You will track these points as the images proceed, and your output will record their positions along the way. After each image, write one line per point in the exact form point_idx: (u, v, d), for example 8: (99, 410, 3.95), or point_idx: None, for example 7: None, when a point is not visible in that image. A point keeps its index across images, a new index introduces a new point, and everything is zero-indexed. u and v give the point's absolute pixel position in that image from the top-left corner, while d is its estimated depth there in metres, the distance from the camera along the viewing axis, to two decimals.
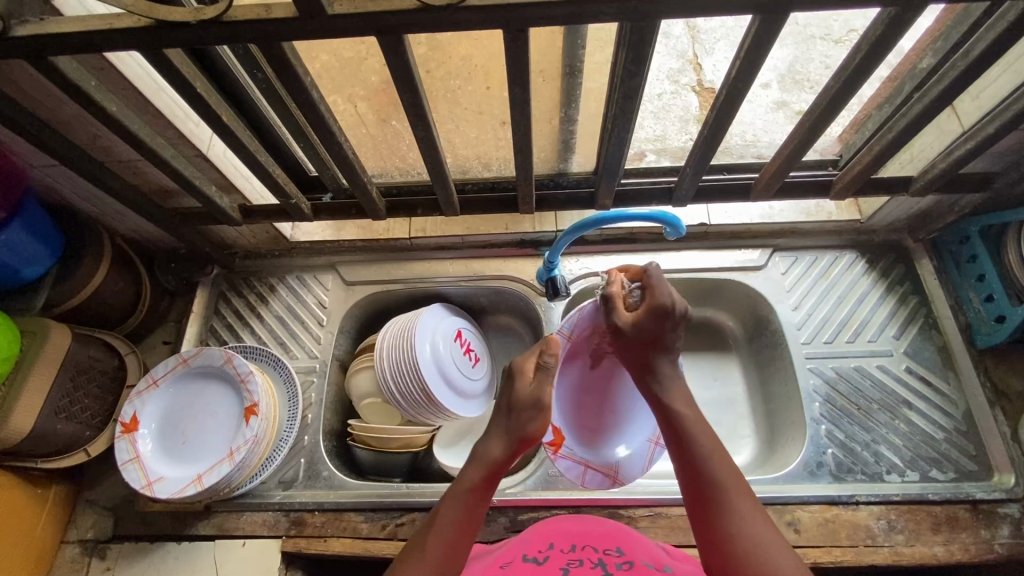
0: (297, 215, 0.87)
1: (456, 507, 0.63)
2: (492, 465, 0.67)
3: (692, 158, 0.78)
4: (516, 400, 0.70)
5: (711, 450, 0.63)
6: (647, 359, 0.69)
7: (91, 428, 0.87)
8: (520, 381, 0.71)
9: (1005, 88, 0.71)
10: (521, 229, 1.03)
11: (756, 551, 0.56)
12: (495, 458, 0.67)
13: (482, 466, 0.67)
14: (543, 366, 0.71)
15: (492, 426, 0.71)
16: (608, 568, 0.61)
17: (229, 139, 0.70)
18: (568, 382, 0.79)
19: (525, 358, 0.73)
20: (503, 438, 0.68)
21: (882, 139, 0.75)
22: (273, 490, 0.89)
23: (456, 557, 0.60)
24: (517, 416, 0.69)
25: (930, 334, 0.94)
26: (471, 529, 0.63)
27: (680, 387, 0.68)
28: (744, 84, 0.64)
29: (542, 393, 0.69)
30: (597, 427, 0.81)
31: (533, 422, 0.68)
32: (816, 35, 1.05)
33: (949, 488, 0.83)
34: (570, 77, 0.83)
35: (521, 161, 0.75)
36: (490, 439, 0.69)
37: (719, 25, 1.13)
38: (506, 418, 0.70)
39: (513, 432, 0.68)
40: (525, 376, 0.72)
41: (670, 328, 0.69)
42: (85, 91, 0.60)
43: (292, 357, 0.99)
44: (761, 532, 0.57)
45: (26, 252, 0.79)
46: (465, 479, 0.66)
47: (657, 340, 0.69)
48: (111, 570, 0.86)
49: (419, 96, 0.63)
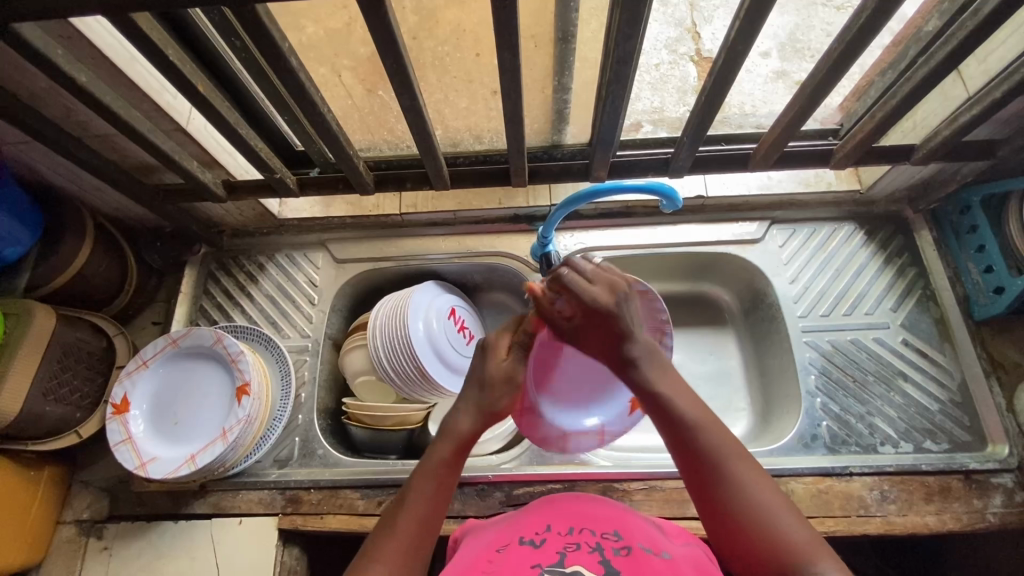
0: (283, 190, 0.84)
1: (426, 484, 0.63)
2: (461, 441, 0.66)
3: (688, 127, 0.76)
4: (489, 376, 0.71)
5: (704, 424, 0.63)
6: (617, 354, 0.68)
7: (81, 410, 0.86)
8: (493, 358, 0.71)
9: (1014, 49, 0.68)
10: (514, 204, 1.01)
11: (761, 517, 0.57)
12: (464, 432, 0.67)
13: (450, 441, 0.66)
14: (519, 343, 0.73)
15: (459, 401, 0.70)
16: (605, 554, 0.59)
17: (207, 112, 0.67)
18: (549, 383, 0.79)
19: (500, 336, 0.74)
20: (472, 411, 0.68)
21: (885, 106, 0.72)
22: (268, 469, 0.89)
23: (427, 537, 0.61)
24: (489, 393, 0.70)
25: (928, 307, 0.93)
26: (441, 504, 0.63)
27: (659, 365, 0.67)
28: (744, 47, 0.61)
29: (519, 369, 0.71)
30: (601, 379, 0.81)
31: (505, 397, 0.71)
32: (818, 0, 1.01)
33: (942, 458, 0.83)
34: (562, 42, 0.79)
35: (512, 132, 0.73)
36: (459, 415, 0.68)
37: None
38: (478, 391, 0.70)
39: (483, 409, 0.69)
40: (497, 353, 0.72)
41: (615, 315, 0.67)
42: (52, 60, 0.56)
43: (284, 336, 0.98)
44: (763, 498, 0.58)
45: (5, 232, 0.77)
46: (433, 453, 0.66)
47: (612, 327, 0.67)
48: (109, 549, 0.86)
49: (403, 62, 0.60)
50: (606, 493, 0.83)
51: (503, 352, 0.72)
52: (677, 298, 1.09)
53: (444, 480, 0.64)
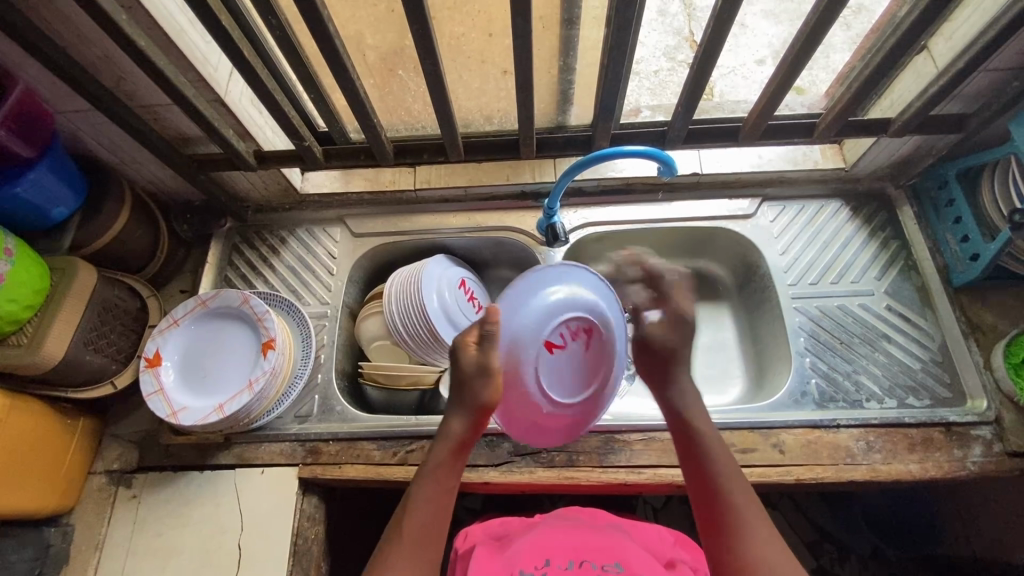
0: (311, 160, 0.91)
1: (429, 487, 0.66)
2: (458, 442, 0.68)
3: (681, 101, 0.83)
4: (462, 372, 0.69)
5: (732, 476, 0.65)
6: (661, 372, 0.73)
7: (116, 363, 0.92)
8: (465, 352, 0.69)
9: (976, 25, 0.75)
10: (521, 179, 1.07)
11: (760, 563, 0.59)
12: (462, 435, 0.68)
13: (447, 445, 0.68)
14: (483, 337, 0.69)
15: (455, 401, 0.69)
16: None
17: (249, 76, 0.74)
18: (557, 382, 0.77)
19: (467, 332, 0.71)
20: (462, 413, 0.69)
21: (861, 78, 0.80)
22: (289, 423, 0.94)
23: (434, 539, 0.64)
24: (468, 389, 0.68)
25: (909, 275, 0.99)
26: (444, 506, 0.66)
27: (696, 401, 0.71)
28: (730, 16, 0.69)
29: (488, 359, 0.68)
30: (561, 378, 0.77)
31: (485, 388, 0.68)
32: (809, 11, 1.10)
33: (924, 413, 0.88)
34: (567, 26, 0.86)
35: (523, 100, 0.80)
36: (455, 417, 0.69)
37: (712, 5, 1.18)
38: (456, 394, 0.69)
39: (470, 407, 0.68)
40: (466, 347, 0.70)
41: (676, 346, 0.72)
42: (119, 24, 0.64)
43: (305, 303, 1.04)
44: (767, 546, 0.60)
45: (54, 194, 0.83)
46: (433, 455, 0.68)
47: (679, 352, 0.72)
48: (137, 497, 0.91)
49: (428, 28, 0.68)
50: (608, 443, 0.89)
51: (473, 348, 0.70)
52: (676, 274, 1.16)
53: (447, 487, 0.67)
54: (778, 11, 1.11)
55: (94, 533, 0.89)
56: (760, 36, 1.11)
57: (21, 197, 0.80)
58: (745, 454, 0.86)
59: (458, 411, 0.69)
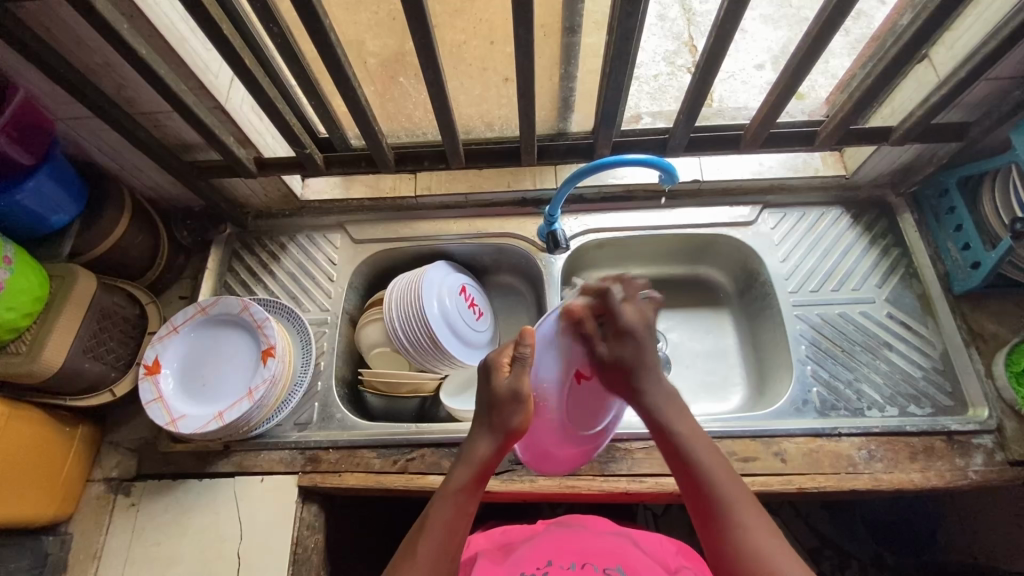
0: (311, 166, 0.91)
1: (447, 509, 0.67)
2: (482, 466, 0.68)
3: (683, 109, 0.83)
4: (496, 395, 0.68)
5: (717, 470, 0.65)
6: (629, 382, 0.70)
7: (115, 370, 0.92)
8: (496, 376, 0.69)
9: (977, 35, 0.75)
10: (522, 186, 1.07)
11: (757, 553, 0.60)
12: (487, 459, 0.68)
13: (469, 468, 0.68)
14: (517, 358, 0.69)
15: (484, 423, 0.69)
16: None
17: (251, 84, 0.74)
18: (578, 419, 0.76)
19: (500, 355, 0.71)
20: (489, 436, 0.68)
21: (861, 86, 0.80)
22: (289, 431, 0.94)
23: (449, 560, 0.64)
24: (498, 413, 0.67)
25: (910, 282, 0.99)
26: (463, 527, 0.66)
27: (667, 398, 0.70)
28: (733, 25, 0.69)
29: (520, 384, 0.68)
30: (580, 408, 0.76)
31: (516, 415, 0.67)
32: (809, 17, 1.10)
33: (925, 421, 0.88)
34: (568, 34, 0.86)
35: (524, 108, 0.81)
36: (482, 440, 0.69)
37: (712, 10, 1.18)
38: (488, 415, 0.69)
39: (498, 431, 0.68)
40: (501, 370, 0.70)
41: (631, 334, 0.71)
42: (121, 34, 0.64)
43: (304, 310, 1.04)
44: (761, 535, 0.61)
45: (54, 202, 0.83)
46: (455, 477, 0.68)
47: (643, 358, 0.70)
48: (136, 505, 0.91)
49: (430, 36, 0.68)
50: (610, 451, 0.88)
51: (505, 370, 0.70)
52: (677, 280, 1.16)
53: (464, 509, 0.67)
54: (777, 16, 1.11)
55: (92, 541, 0.89)
56: (760, 41, 1.11)
57: (21, 205, 0.80)
58: (746, 463, 0.86)
59: (487, 435, 0.68)
